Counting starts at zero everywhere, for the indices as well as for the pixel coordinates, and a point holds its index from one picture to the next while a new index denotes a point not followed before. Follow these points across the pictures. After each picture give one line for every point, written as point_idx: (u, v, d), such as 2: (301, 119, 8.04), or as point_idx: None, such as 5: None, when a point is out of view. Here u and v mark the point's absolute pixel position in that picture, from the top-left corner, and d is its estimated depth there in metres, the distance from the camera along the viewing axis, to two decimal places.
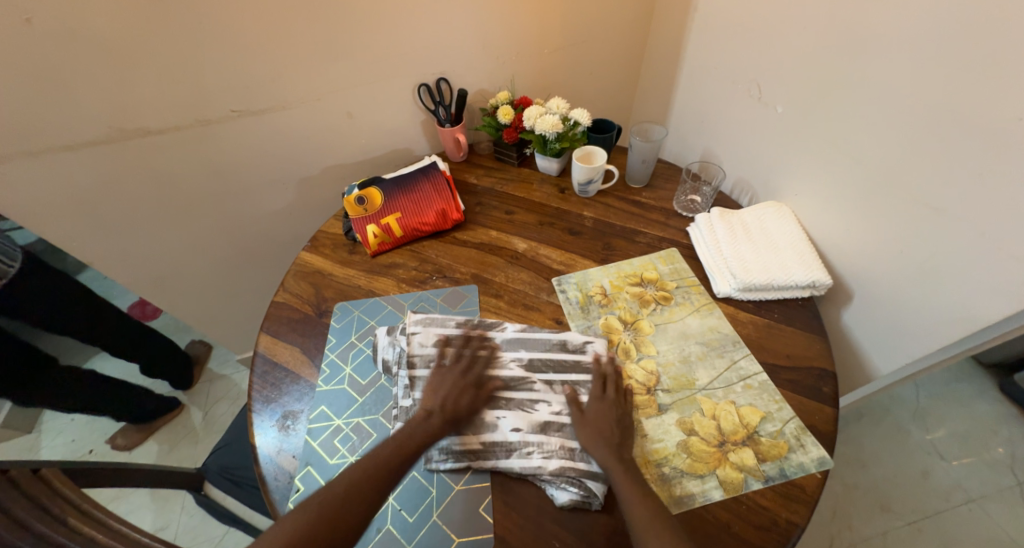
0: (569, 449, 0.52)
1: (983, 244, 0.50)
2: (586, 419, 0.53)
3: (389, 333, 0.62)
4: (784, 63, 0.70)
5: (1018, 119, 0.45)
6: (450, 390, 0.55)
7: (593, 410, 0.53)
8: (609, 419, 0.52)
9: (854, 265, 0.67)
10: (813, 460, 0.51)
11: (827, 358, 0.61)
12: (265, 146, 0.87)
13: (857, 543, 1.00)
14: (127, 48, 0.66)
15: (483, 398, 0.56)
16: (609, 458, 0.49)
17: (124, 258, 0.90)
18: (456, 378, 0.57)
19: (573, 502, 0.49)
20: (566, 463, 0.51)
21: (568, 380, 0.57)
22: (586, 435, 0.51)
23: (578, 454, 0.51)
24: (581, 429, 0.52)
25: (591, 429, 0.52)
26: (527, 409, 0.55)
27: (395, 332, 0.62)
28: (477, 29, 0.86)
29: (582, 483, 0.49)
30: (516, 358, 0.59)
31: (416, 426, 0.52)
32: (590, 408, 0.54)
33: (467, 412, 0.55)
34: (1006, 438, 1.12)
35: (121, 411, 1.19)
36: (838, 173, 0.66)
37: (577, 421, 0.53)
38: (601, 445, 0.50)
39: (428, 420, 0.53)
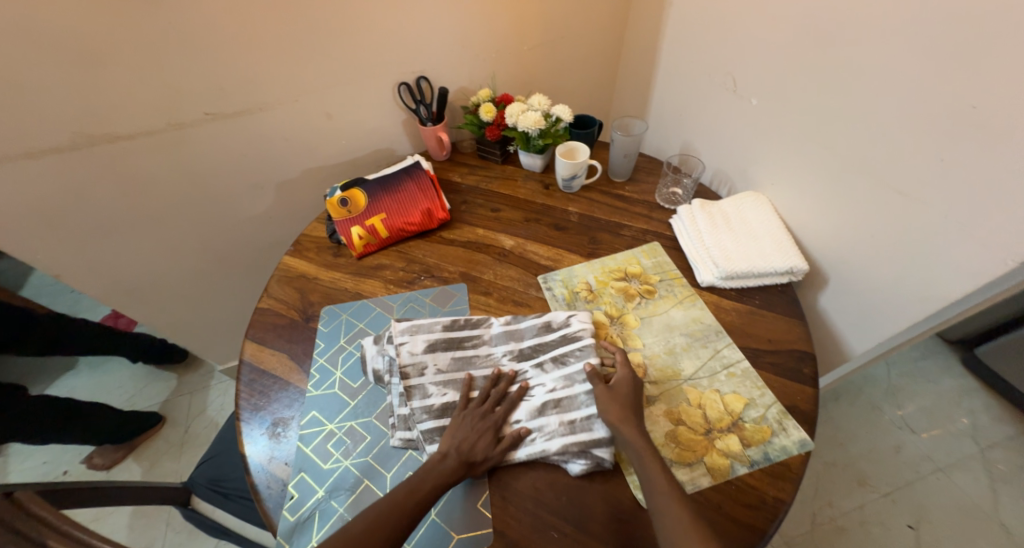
0: (569, 424, 0.53)
1: (944, 226, 0.53)
2: (613, 393, 0.53)
3: (377, 342, 0.62)
4: (757, 59, 0.72)
5: (972, 107, 0.48)
6: (469, 433, 0.53)
7: (620, 383, 0.54)
8: (635, 389, 0.54)
9: (828, 252, 0.70)
10: (795, 443, 0.53)
11: (806, 341, 0.64)
12: (242, 150, 0.85)
13: (838, 517, 1.05)
14: (90, 50, 0.63)
15: (505, 446, 0.52)
16: (638, 436, 0.50)
17: (95, 268, 0.86)
18: (477, 419, 0.54)
19: (588, 469, 0.51)
20: (569, 439, 0.52)
21: (557, 355, 0.59)
22: (616, 410, 0.52)
23: (579, 426, 0.53)
24: (609, 405, 0.52)
25: (618, 402, 0.52)
26: (524, 399, 0.56)
27: (383, 340, 0.62)
28: (455, 26, 0.85)
29: (590, 454, 0.51)
30: (506, 351, 0.60)
31: (431, 471, 0.50)
32: (617, 382, 0.55)
33: (483, 458, 0.52)
34: (968, 409, 1.19)
35: (103, 428, 1.14)
36: (811, 163, 0.68)
37: (604, 396, 0.53)
38: (630, 420, 0.51)
39: (444, 464, 0.50)
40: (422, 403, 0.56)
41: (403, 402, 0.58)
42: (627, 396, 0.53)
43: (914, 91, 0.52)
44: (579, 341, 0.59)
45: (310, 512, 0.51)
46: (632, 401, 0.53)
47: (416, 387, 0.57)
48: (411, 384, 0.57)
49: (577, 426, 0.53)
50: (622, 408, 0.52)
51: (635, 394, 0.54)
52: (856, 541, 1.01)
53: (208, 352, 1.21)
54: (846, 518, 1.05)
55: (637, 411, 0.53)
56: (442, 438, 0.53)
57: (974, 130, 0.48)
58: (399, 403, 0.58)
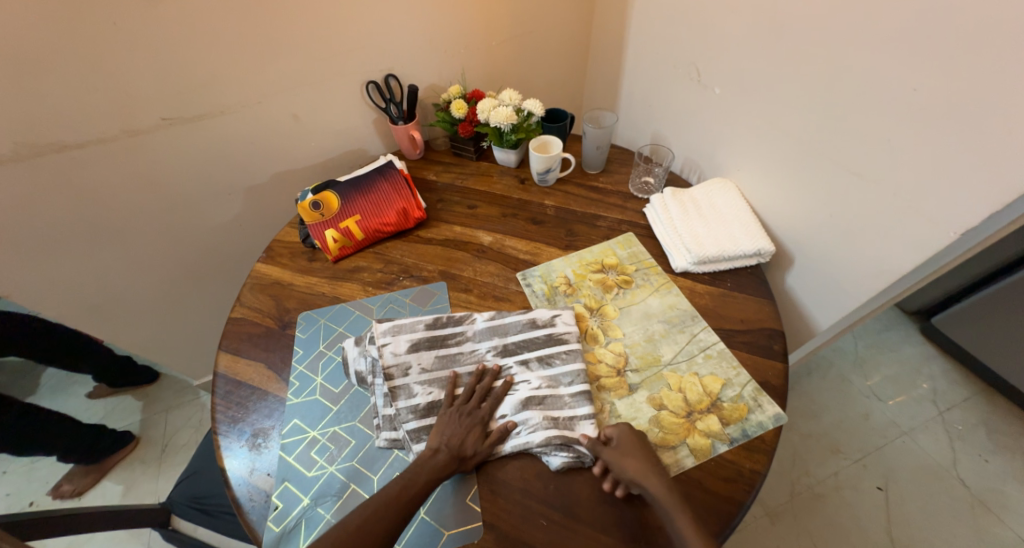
0: (553, 419, 0.54)
1: (896, 203, 0.56)
2: (619, 451, 0.50)
3: (358, 344, 0.61)
4: (718, 48, 0.74)
5: (913, 90, 0.51)
6: (457, 429, 0.53)
7: (623, 440, 0.51)
8: (643, 444, 0.51)
9: (793, 232, 0.73)
10: (769, 418, 0.55)
11: (776, 318, 0.66)
12: (204, 156, 0.82)
13: (815, 485, 1.10)
14: (31, 55, 0.60)
15: (495, 440, 0.53)
16: (661, 490, 0.48)
17: (53, 285, 0.82)
18: (464, 416, 0.54)
19: (568, 463, 0.52)
20: (553, 431, 0.53)
21: (542, 354, 0.60)
22: (633, 464, 0.49)
23: (563, 422, 0.54)
24: (626, 461, 0.49)
25: (633, 456, 0.50)
26: (509, 393, 0.57)
27: (364, 342, 0.61)
28: (421, 23, 0.84)
29: (572, 447, 0.52)
30: (490, 347, 0.61)
31: (423, 466, 0.50)
32: (620, 439, 0.52)
33: (474, 453, 0.52)
34: (928, 375, 1.27)
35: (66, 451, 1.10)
36: (773, 149, 0.71)
37: (615, 456, 0.50)
38: (652, 472, 0.49)
39: (435, 459, 0.51)
40: (408, 403, 0.56)
41: (388, 402, 0.57)
42: (636, 451, 0.50)
43: (864, 75, 0.55)
44: (566, 342, 0.60)
45: (296, 521, 0.51)
46: (646, 456, 0.50)
47: (401, 388, 0.57)
48: (395, 384, 0.57)
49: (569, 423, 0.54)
50: (637, 466, 0.49)
51: (643, 444, 0.51)
52: (832, 506, 1.06)
53: (181, 367, 1.17)
54: (822, 485, 1.10)
55: (654, 465, 0.50)
56: (431, 433, 0.54)
57: (915, 112, 0.51)
58: (384, 404, 0.57)
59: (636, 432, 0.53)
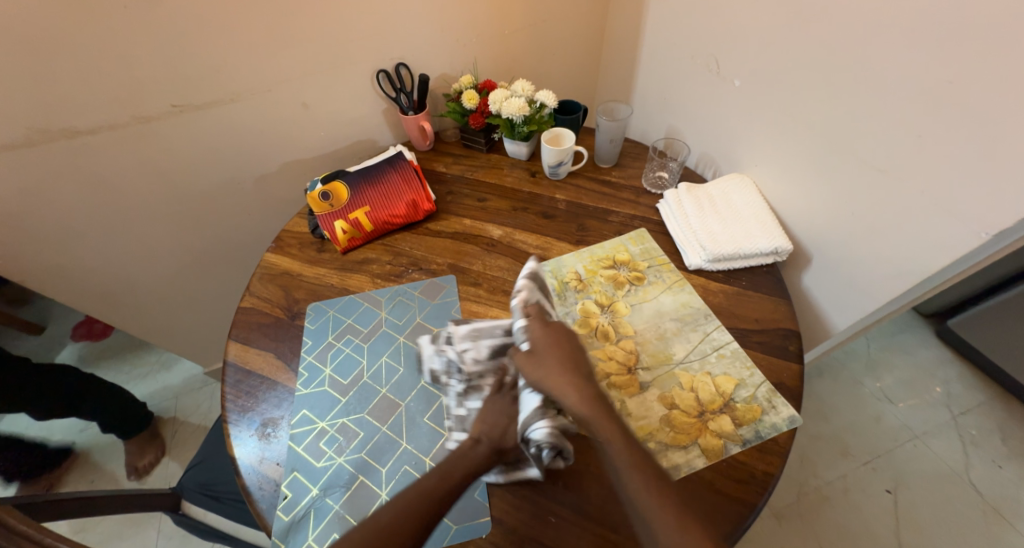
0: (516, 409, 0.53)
1: (924, 201, 0.54)
2: (536, 361, 0.53)
3: (434, 341, 0.61)
4: (737, 40, 0.72)
5: (948, 82, 0.48)
6: (498, 419, 0.53)
7: (541, 344, 0.54)
8: (559, 349, 0.54)
9: (810, 231, 0.71)
10: (785, 420, 0.54)
11: (791, 319, 0.65)
12: (215, 143, 0.82)
13: (822, 487, 1.09)
14: (42, 40, 0.60)
15: None
16: (579, 397, 0.49)
17: (66, 271, 0.83)
18: (508, 404, 0.55)
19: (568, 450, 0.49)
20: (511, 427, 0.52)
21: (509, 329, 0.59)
22: (537, 371, 0.52)
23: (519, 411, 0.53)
24: (529, 369, 0.52)
25: (543, 366, 0.52)
26: None
27: (439, 340, 0.61)
28: (434, 10, 0.82)
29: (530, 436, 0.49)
30: None
31: (460, 459, 0.49)
32: (539, 346, 0.54)
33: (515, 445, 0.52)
34: (943, 379, 1.24)
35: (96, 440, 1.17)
36: (794, 144, 0.69)
37: (528, 362, 0.53)
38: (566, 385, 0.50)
39: (475, 449, 0.50)
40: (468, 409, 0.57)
41: (460, 403, 0.58)
42: (551, 356, 0.53)
43: (895, 69, 0.53)
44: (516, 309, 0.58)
45: (305, 510, 0.51)
46: (562, 359, 0.52)
47: (473, 388, 0.58)
48: (469, 384, 0.59)
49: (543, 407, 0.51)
50: (558, 369, 0.51)
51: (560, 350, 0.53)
52: (839, 509, 1.06)
53: (191, 354, 1.18)
54: (830, 487, 1.09)
55: (568, 363, 0.52)
56: (473, 424, 0.54)
57: (948, 106, 0.49)
58: (456, 404, 0.58)
59: (551, 336, 0.55)
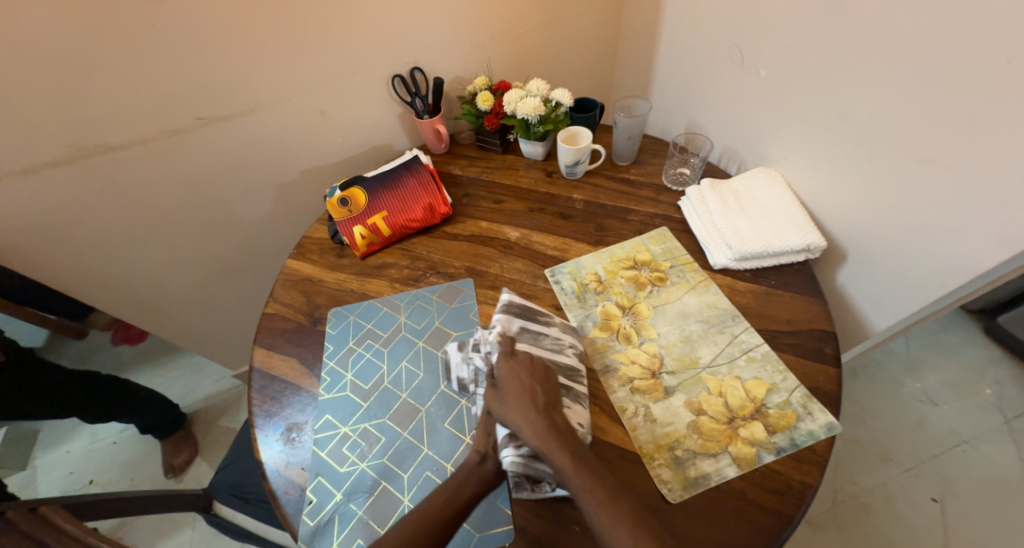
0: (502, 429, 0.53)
1: (978, 192, 0.50)
2: (499, 395, 0.52)
3: (461, 349, 0.60)
4: (763, 27, 0.69)
5: (1007, 61, 0.44)
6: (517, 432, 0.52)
7: (503, 377, 0.53)
8: (521, 380, 0.52)
9: (845, 226, 0.67)
10: (822, 427, 0.51)
11: (826, 319, 0.61)
12: (238, 153, 0.84)
13: (861, 494, 1.04)
14: (75, 60, 0.62)
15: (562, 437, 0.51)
16: (538, 428, 0.48)
17: (103, 281, 0.86)
18: None
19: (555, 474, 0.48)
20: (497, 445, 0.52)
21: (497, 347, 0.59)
22: (502, 405, 0.51)
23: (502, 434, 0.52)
24: (495, 402, 0.52)
25: (506, 399, 0.51)
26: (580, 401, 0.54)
27: (466, 347, 0.60)
28: (448, 13, 0.82)
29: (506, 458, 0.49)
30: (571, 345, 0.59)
31: (469, 472, 0.49)
32: (501, 379, 0.53)
33: None
34: (993, 380, 1.17)
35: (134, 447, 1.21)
36: (827, 135, 0.65)
37: (493, 396, 0.52)
38: (524, 416, 0.49)
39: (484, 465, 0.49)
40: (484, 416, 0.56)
41: None
42: (514, 389, 0.52)
43: (942, 50, 0.49)
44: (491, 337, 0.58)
45: (329, 515, 0.51)
46: (523, 392, 0.51)
47: None
48: None
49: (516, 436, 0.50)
50: (518, 401, 0.50)
51: (522, 381, 0.52)
52: (881, 517, 1.00)
53: (220, 358, 1.22)
54: (870, 494, 1.03)
55: (529, 393, 0.51)
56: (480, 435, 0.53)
57: (1006, 87, 0.45)
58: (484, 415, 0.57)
59: (514, 366, 0.54)
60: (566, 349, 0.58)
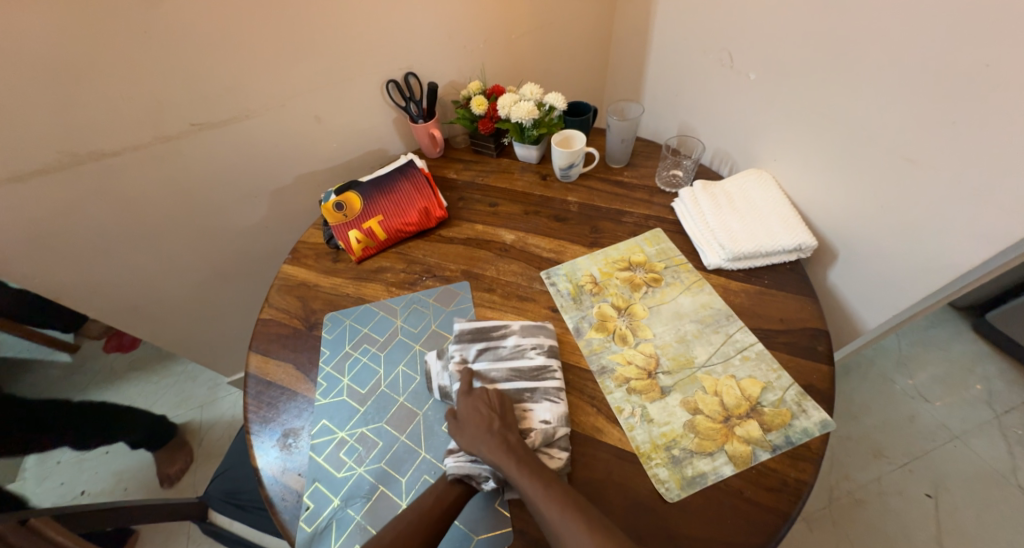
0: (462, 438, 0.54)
1: (962, 192, 0.51)
2: (460, 425, 0.52)
3: (440, 357, 0.60)
4: (752, 31, 0.70)
5: (985, 65, 0.46)
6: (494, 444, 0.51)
7: (462, 410, 0.53)
8: (477, 409, 0.52)
9: (835, 225, 0.69)
10: (816, 424, 0.52)
11: (818, 318, 0.62)
12: (233, 158, 0.84)
13: (855, 490, 1.05)
14: (67, 67, 0.62)
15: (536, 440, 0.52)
16: (495, 450, 0.49)
17: (95, 289, 0.85)
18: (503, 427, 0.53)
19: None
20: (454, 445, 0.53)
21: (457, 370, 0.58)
22: (465, 437, 0.51)
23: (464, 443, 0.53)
24: (458, 436, 0.51)
25: (466, 431, 0.51)
26: (553, 399, 0.55)
27: (446, 355, 0.60)
28: (442, 18, 0.83)
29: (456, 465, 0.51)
30: (535, 345, 0.60)
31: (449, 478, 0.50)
32: (460, 411, 0.53)
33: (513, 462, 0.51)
34: (982, 375, 1.18)
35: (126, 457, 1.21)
36: (816, 136, 0.66)
37: (455, 429, 0.52)
38: (482, 442, 0.49)
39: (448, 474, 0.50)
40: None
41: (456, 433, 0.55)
42: (475, 417, 0.52)
43: (923, 55, 0.51)
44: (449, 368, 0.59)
45: (327, 521, 0.51)
46: (482, 421, 0.51)
47: None
48: None
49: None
50: (477, 428, 0.51)
51: (478, 411, 0.52)
52: (875, 513, 1.01)
53: (215, 365, 1.21)
54: (864, 490, 1.04)
55: (489, 420, 0.51)
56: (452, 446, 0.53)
57: (986, 90, 0.46)
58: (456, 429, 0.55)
59: (469, 397, 0.54)
60: (529, 351, 0.59)
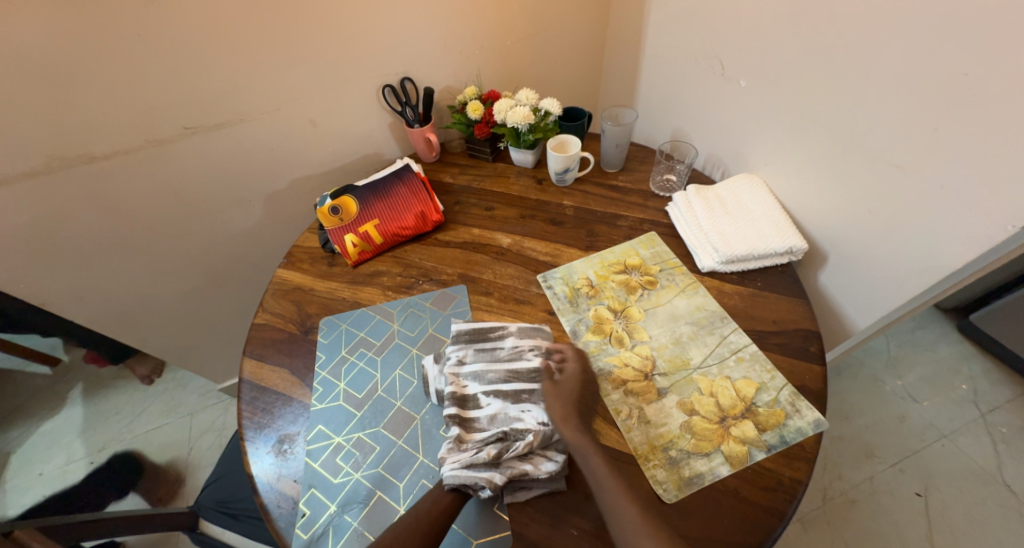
0: (457, 441, 0.52)
1: (944, 195, 0.53)
2: (558, 394, 0.55)
3: (438, 362, 0.60)
4: (742, 41, 0.72)
5: (964, 74, 0.48)
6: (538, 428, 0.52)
7: (565, 385, 0.56)
8: (580, 391, 0.55)
9: (824, 229, 0.70)
10: (809, 424, 0.53)
11: (810, 319, 0.63)
12: (226, 163, 0.83)
13: (848, 491, 1.06)
14: (59, 69, 0.61)
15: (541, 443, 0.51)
16: (579, 433, 0.51)
17: (83, 294, 0.84)
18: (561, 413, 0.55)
19: (515, 475, 0.50)
20: (450, 449, 0.52)
21: (456, 374, 0.58)
22: (557, 408, 0.53)
23: (462, 446, 0.52)
24: (553, 402, 0.54)
25: (561, 400, 0.54)
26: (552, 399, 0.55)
27: (442, 359, 0.60)
28: (437, 24, 0.84)
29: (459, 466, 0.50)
30: (532, 347, 0.60)
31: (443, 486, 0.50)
32: (564, 380, 0.56)
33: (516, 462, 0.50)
34: (968, 375, 1.21)
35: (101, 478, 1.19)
36: (805, 142, 0.68)
37: (551, 392, 0.55)
38: (572, 419, 0.52)
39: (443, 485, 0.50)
40: (487, 412, 0.55)
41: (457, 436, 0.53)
42: (571, 399, 0.54)
43: (904, 66, 0.53)
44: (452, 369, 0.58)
45: (324, 528, 0.50)
46: (576, 399, 0.55)
47: (474, 420, 0.54)
48: (470, 416, 0.55)
49: (465, 440, 0.53)
50: (566, 407, 0.54)
51: (579, 392, 0.55)
52: (868, 513, 1.02)
53: (206, 372, 1.19)
54: (856, 490, 1.06)
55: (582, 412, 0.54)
56: (446, 452, 0.51)
57: (964, 98, 0.48)
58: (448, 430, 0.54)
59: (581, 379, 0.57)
60: (526, 352, 0.60)
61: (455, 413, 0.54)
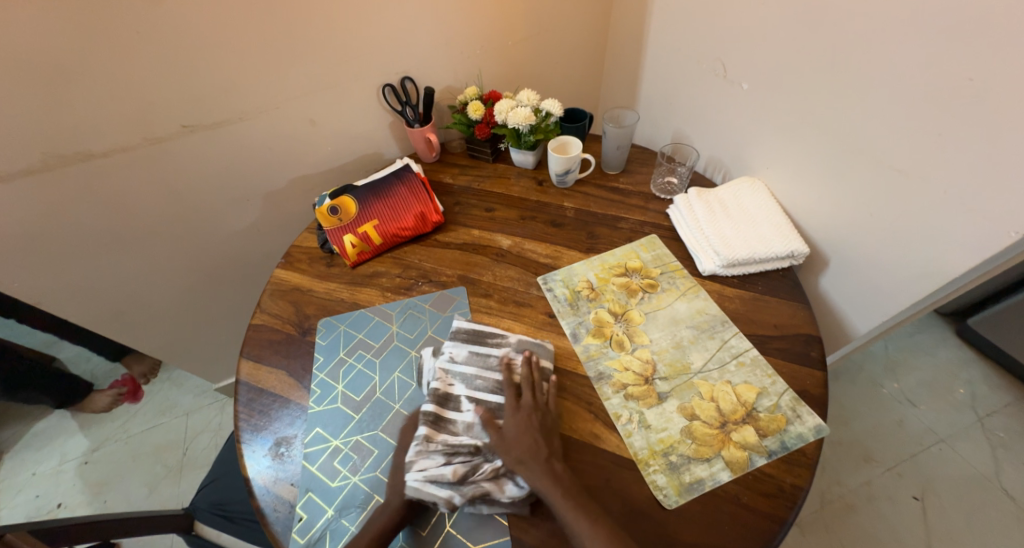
0: (428, 441, 0.52)
1: (948, 200, 0.53)
2: (505, 441, 0.51)
3: (434, 354, 0.61)
4: (745, 45, 0.72)
5: (968, 80, 0.47)
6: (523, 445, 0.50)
7: (510, 430, 0.52)
8: (528, 433, 0.51)
9: (826, 233, 0.70)
10: (811, 429, 0.52)
11: (812, 324, 0.63)
12: (225, 162, 0.83)
13: (846, 495, 1.06)
14: (55, 66, 0.60)
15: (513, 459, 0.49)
16: (543, 477, 0.48)
17: (78, 293, 0.83)
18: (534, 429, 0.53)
19: (476, 494, 0.48)
20: (419, 450, 0.51)
21: (445, 373, 0.58)
22: (512, 458, 0.50)
23: (430, 448, 0.51)
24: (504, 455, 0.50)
25: (512, 451, 0.50)
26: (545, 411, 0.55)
27: (439, 354, 0.61)
28: (438, 23, 0.83)
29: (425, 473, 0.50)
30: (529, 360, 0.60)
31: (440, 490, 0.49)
32: (505, 427, 0.52)
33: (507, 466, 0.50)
34: (966, 380, 1.21)
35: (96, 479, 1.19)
36: (807, 147, 0.68)
37: (498, 444, 0.51)
38: (529, 467, 0.49)
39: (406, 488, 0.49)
40: (464, 416, 0.55)
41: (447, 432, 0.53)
42: (522, 437, 0.51)
43: (908, 71, 0.52)
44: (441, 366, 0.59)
45: (321, 532, 0.50)
46: (528, 439, 0.51)
47: (450, 421, 0.54)
48: (447, 416, 0.55)
49: (433, 439, 0.52)
50: (523, 452, 0.50)
51: (527, 434, 0.51)
52: (866, 518, 1.02)
53: (203, 371, 1.18)
54: (854, 495, 1.06)
55: (537, 448, 0.50)
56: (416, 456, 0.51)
57: (969, 103, 0.48)
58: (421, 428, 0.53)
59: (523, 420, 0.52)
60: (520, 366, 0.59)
61: (431, 411, 0.54)
